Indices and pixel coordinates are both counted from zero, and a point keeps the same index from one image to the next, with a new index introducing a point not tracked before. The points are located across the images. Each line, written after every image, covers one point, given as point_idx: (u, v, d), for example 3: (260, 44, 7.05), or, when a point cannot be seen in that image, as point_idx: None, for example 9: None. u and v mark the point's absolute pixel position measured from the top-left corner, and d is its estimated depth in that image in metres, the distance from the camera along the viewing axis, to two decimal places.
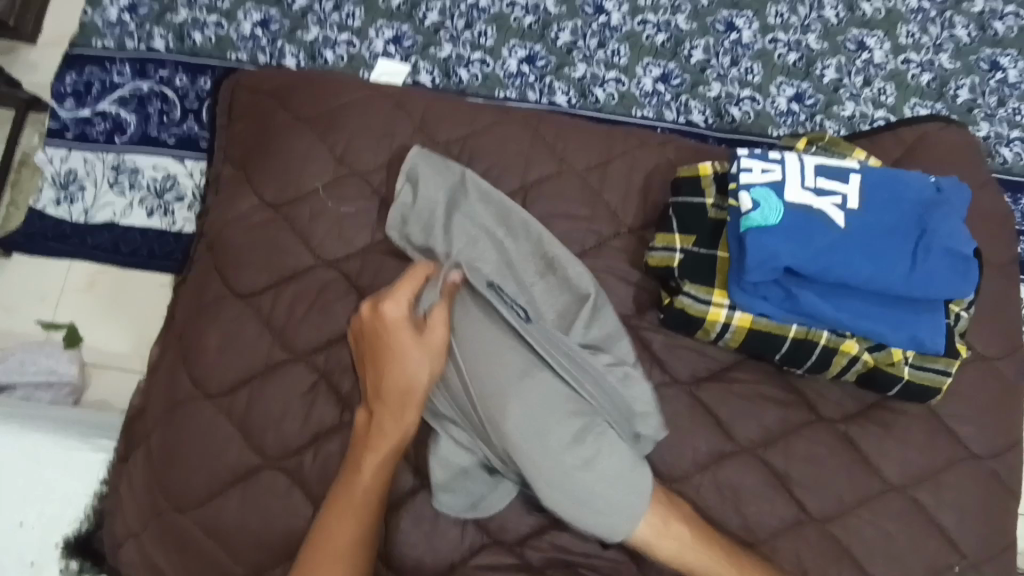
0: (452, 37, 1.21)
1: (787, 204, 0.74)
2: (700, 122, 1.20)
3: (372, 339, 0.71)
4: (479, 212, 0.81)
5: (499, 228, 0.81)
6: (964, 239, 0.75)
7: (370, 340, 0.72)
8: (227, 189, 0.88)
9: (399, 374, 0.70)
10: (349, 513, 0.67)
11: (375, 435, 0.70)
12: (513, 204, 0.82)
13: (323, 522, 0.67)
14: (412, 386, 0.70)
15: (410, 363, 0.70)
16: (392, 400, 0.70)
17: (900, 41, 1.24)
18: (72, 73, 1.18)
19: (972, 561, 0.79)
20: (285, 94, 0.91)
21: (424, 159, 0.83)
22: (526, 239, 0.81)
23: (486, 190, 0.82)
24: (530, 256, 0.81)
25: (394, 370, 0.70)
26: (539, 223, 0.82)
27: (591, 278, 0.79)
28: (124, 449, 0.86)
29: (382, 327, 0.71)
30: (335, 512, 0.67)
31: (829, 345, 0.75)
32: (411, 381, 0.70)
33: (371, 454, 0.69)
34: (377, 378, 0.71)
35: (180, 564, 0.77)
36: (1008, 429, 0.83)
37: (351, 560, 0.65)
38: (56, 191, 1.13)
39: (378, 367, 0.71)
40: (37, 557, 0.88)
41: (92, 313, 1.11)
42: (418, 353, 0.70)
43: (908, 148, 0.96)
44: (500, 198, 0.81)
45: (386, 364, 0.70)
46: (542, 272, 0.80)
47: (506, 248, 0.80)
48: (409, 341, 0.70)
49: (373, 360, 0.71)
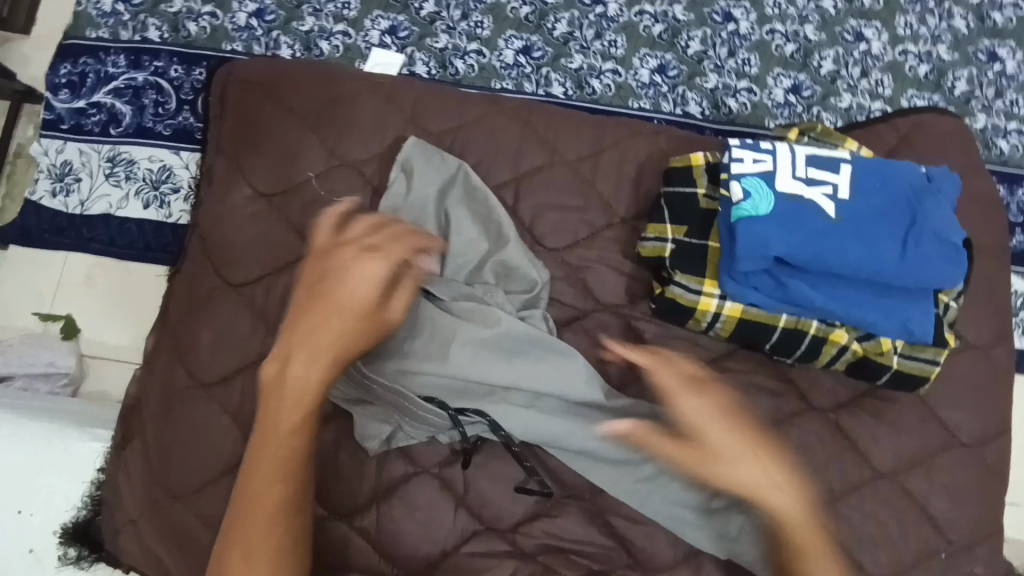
0: (448, 27, 1.21)
1: (778, 194, 0.74)
2: (697, 113, 1.19)
3: (331, 282, 0.67)
4: (459, 210, 0.82)
5: (482, 226, 0.82)
6: (955, 227, 0.75)
7: (304, 289, 0.68)
8: (219, 180, 0.88)
9: (336, 334, 0.66)
10: (269, 471, 0.63)
11: (286, 381, 0.65)
12: (496, 203, 0.82)
13: (243, 487, 0.63)
14: (344, 349, 0.66)
15: (344, 319, 0.66)
16: (324, 356, 0.65)
17: (898, 32, 1.24)
18: (67, 64, 1.17)
19: (959, 548, 0.79)
20: (277, 85, 0.91)
21: (420, 150, 0.84)
22: (488, 233, 0.81)
23: (476, 187, 0.83)
24: (485, 246, 0.81)
25: (330, 321, 0.66)
26: (512, 228, 0.81)
27: (545, 279, 0.81)
28: (121, 438, 0.86)
29: (321, 272, 0.68)
30: (258, 471, 0.63)
31: (819, 335, 0.76)
32: (346, 342, 0.66)
33: (284, 405, 0.64)
34: (318, 327, 0.66)
35: (176, 550, 0.78)
36: (997, 418, 0.83)
37: (279, 521, 0.62)
38: (52, 182, 1.14)
39: (314, 314, 0.66)
40: (36, 545, 0.90)
41: (90, 304, 1.11)
42: (361, 312, 0.66)
43: (903, 138, 0.96)
44: (486, 196, 0.82)
45: (322, 313, 0.66)
46: (500, 268, 0.80)
47: (474, 242, 0.81)
48: (361, 301, 0.67)
49: (318, 311, 0.66)
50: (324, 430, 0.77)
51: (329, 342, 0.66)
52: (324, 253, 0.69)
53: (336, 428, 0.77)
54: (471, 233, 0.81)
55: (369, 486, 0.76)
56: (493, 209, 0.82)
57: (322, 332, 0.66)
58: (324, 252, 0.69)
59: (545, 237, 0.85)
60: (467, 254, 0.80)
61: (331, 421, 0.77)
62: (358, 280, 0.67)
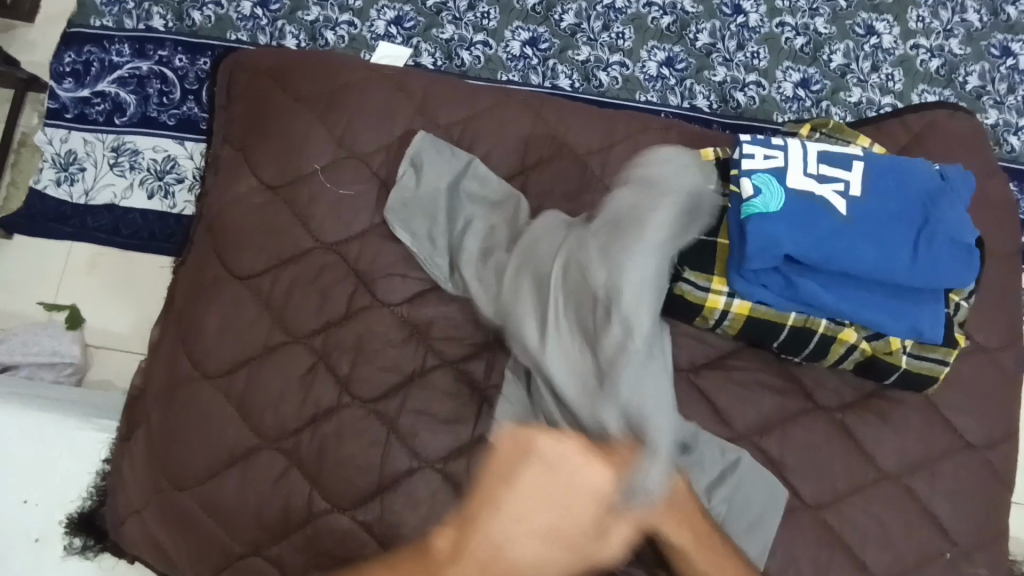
0: (454, 18, 1.20)
1: (789, 190, 0.73)
2: (705, 107, 1.18)
3: (541, 479, 0.67)
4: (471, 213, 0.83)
5: (493, 230, 0.82)
6: (967, 227, 0.74)
7: (493, 469, 0.69)
8: (225, 171, 0.88)
9: (521, 542, 0.65)
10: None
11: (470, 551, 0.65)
12: (520, 208, 0.83)
13: None
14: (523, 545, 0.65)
15: (534, 528, 0.65)
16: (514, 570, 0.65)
17: (910, 26, 1.22)
18: (71, 52, 1.16)
19: (963, 549, 0.79)
20: (285, 75, 0.90)
21: (430, 144, 0.84)
22: (524, 254, 0.77)
23: (488, 178, 0.84)
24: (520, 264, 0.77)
25: (519, 526, 0.65)
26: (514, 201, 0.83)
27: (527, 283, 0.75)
28: (126, 428, 0.86)
29: (522, 457, 0.68)
30: None
31: (827, 334, 0.75)
32: (535, 559, 0.65)
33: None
34: (501, 526, 0.66)
35: (182, 541, 0.79)
36: (1004, 420, 0.83)
37: None
38: (56, 171, 1.13)
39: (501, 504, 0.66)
40: (42, 534, 0.91)
41: (93, 294, 1.11)
42: (568, 524, 0.66)
43: (915, 135, 0.94)
44: (499, 185, 0.84)
45: (516, 506, 0.66)
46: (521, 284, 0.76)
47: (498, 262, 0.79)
48: (569, 504, 0.66)
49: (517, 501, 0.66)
50: (328, 422, 0.77)
51: (518, 551, 0.65)
52: (522, 442, 0.69)
53: (340, 421, 0.77)
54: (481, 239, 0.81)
55: (371, 480, 0.75)
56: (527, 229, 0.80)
57: (513, 527, 0.65)
58: (516, 443, 0.69)
59: None
60: (491, 273, 0.78)
61: (337, 414, 0.77)
62: (580, 475, 0.67)
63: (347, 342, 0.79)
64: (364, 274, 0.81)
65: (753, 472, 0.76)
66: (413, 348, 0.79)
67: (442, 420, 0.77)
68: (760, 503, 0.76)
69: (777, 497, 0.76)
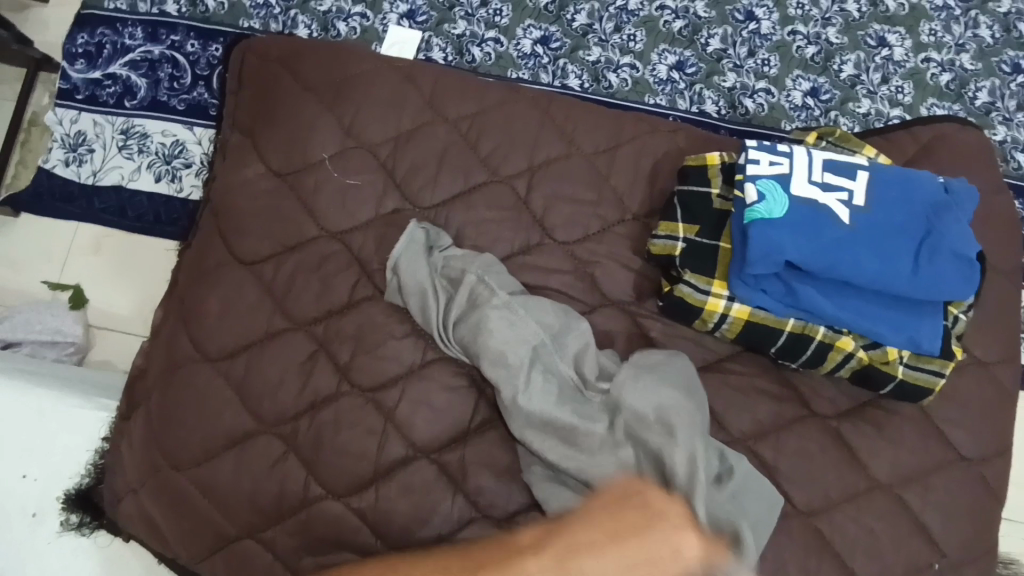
0: (466, 14, 1.20)
1: (793, 198, 0.74)
2: (713, 112, 1.18)
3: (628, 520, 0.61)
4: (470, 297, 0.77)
5: (505, 300, 0.76)
6: (970, 241, 0.74)
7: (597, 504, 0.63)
8: (232, 156, 0.89)
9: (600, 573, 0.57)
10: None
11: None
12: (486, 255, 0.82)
13: None
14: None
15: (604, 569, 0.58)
16: None
17: (922, 39, 1.22)
18: (84, 34, 1.17)
19: (952, 561, 0.80)
20: (295, 64, 0.91)
21: (417, 239, 0.80)
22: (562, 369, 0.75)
23: (437, 248, 0.81)
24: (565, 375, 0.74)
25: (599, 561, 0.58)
26: (456, 272, 0.78)
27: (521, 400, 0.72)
28: (126, 408, 0.87)
29: (633, 505, 0.62)
30: None
31: (825, 341, 0.76)
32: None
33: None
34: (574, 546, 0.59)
35: (175, 522, 0.80)
36: (999, 435, 0.83)
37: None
38: (65, 151, 1.14)
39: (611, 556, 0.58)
40: (38, 509, 0.91)
41: (97, 275, 1.12)
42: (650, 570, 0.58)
43: (923, 146, 0.95)
44: (453, 255, 0.80)
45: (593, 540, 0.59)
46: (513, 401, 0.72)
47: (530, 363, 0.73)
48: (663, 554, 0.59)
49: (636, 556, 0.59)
50: (325, 410, 0.77)
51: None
52: (634, 499, 0.62)
53: (339, 409, 0.77)
54: (512, 333, 0.74)
55: (367, 468, 0.76)
56: (551, 322, 0.76)
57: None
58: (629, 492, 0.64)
59: (557, 229, 0.85)
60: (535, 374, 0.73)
61: (335, 402, 0.77)
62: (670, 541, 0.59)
63: (348, 330, 0.80)
64: (367, 264, 0.82)
65: (753, 481, 0.74)
66: (413, 340, 0.79)
67: (439, 411, 0.77)
68: (757, 515, 0.74)
69: (774, 508, 0.75)
